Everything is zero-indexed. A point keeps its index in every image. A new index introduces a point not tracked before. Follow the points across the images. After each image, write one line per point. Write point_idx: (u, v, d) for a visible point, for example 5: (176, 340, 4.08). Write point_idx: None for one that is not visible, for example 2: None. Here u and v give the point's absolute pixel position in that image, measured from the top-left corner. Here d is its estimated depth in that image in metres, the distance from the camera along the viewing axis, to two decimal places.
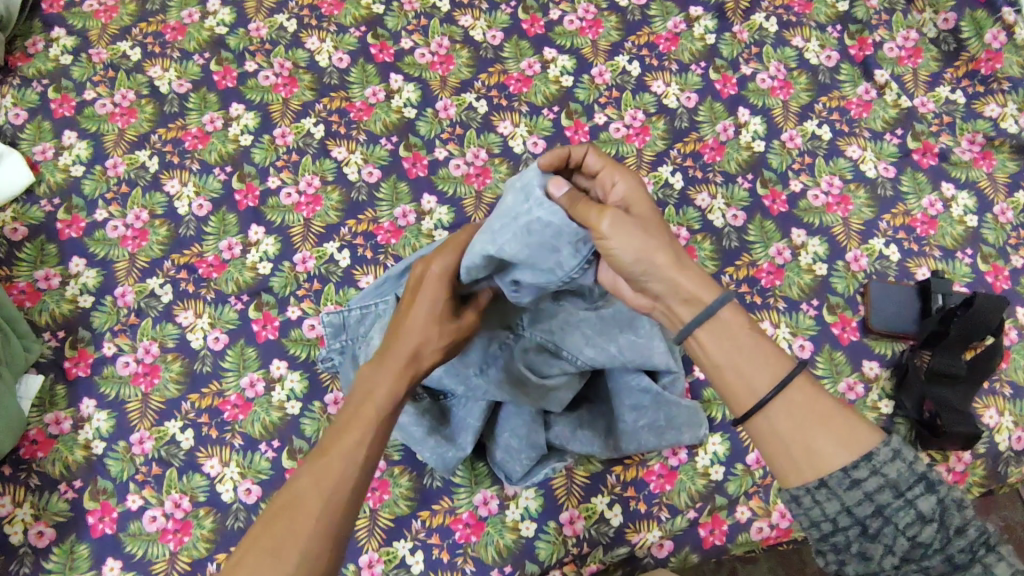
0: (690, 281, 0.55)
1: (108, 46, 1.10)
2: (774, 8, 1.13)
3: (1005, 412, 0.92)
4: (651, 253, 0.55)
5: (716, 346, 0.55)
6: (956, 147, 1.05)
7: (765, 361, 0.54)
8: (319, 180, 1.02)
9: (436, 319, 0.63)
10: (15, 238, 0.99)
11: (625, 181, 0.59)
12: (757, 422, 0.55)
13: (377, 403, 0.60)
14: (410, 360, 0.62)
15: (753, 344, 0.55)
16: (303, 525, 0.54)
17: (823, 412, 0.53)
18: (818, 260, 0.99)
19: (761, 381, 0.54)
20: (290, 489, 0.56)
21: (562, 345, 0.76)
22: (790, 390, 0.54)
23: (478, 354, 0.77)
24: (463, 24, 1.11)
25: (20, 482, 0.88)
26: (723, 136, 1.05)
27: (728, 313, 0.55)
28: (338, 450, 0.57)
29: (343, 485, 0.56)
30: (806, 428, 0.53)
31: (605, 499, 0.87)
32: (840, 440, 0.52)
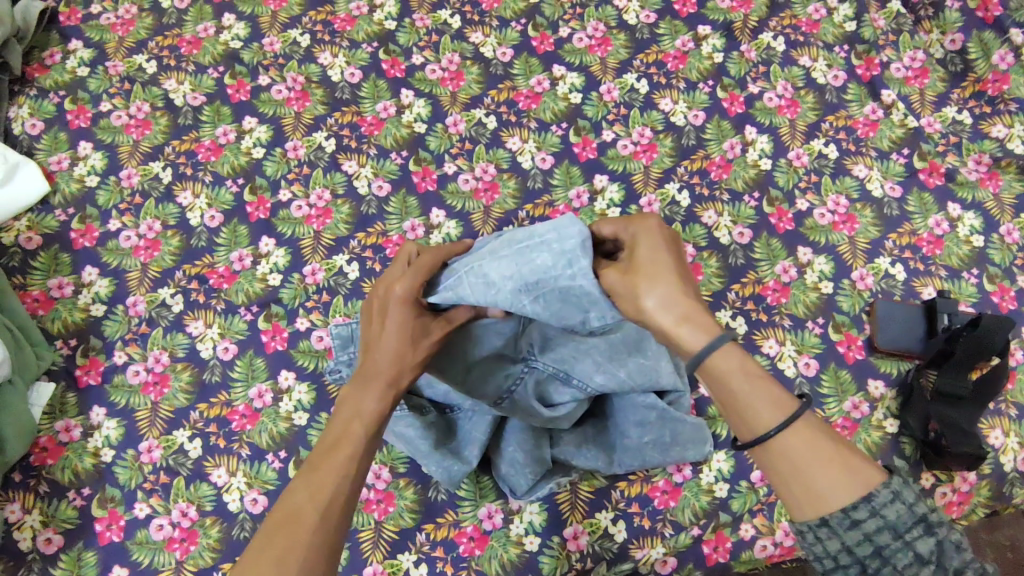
0: (671, 321, 0.59)
1: (124, 59, 1.12)
2: (782, 28, 1.14)
3: (1011, 433, 0.92)
4: (653, 300, 0.59)
5: (711, 387, 0.58)
6: (962, 167, 1.06)
7: (773, 404, 0.55)
8: (330, 194, 1.03)
9: (409, 340, 0.67)
10: (30, 247, 1.01)
11: (648, 242, 0.62)
12: (763, 457, 0.56)
13: (364, 422, 0.63)
14: (391, 380, 0.65)
15: (752, 386, 0.56)
16: (304, 535, 0.54)
17: (823, 453, 0.54)
18: (824, 278, 0.99)
19: (766, 420, 0.55)
20: (288, 504, 0.56)
21: (572, 373, 0.78)
22: (796, 430, 0.55)
23: (493, 383, 0.79)
24: (473, 41, 1.12)
25: (29, 489, 0.89)
26: (729, 154, 1.06)
27: (722, 355, 0.57)
28: (331, 466, 0.59)
29: (339, 498, 0.58)
30: (809, 468, 0.54)
31: (609, 514, 0.88)
32: (843, 480, 0.53)
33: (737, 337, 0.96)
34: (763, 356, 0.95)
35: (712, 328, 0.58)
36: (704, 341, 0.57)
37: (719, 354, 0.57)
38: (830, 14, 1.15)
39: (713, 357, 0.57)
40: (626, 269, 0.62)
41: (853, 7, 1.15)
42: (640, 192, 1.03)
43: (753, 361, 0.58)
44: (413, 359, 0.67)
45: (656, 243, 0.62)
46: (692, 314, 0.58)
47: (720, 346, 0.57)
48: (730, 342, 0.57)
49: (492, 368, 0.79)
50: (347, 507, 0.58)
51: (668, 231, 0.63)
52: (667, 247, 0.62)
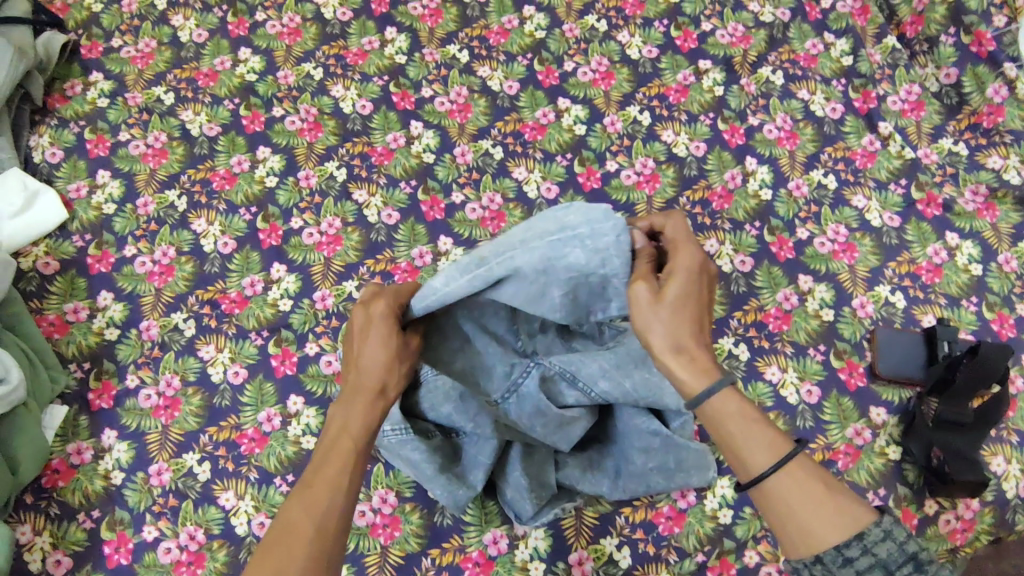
0: (676, 361, 0.62)
1: (143, 90, 1.15)
2: (780, 62, 1.17)
3: (1013, 460, 0.93)
4: (673, 331, 0.63)
5: (710, 428, 0.62)
6: (959, 198, 1.08)
7: (767, 446, 0.59)
8: (341, 222, 1.06)
9: (393, 354, 0.68)
10: (47, 272, 1.03)
11: (683, 280, 0.63)
12: (759, 495, 0.60)
13: (353, 434, 0.64)
14: (377, 393, 0.66)
15: (748, 429, 0.60)
16: (299, 549, 0.56)
17: (816, 494, 0.57)
18: (825, 306, 1.01)
19: (759, 461, 0.59)
20: (287, 518, 0.59)
21: (578, 375, 0.79)
22: (788, 471, 0.58)
23: (498, 378, 0.82)
24: (481, 75, 1.16)
25: (40, 511, 0.90)
26: (730, 184, 1.08)
27: (722, 398, 0.61)
28: (322, 481, 0.61)
29: (333, 509, 0.59)
30: (802, 508, 0.57)
31: (614, 540, 0.88)
32: (834, 520, 0.56)
33: (740, 363, 0.97)
34: (765, 383, 0.96)
35: (713, 371, 0.62)
36: (705, 384, 0.61)
37: (718, 400, 0.61)
38: (827, 49, 1.18)
39: (714, 399, 0.60)
40: (656, 294, 0.63)
41: (850, 42, 1.19)
42: None
43: (750, 403, 0.61)
44: (399, 372, 0.68)
45: (694, 275, 0.64)
46: (697, 356, 0.62)
47: (721, 389, 0.61)
48: (730, 388, 0.61)
49: (496, 363, 0.82)
50: (341, 520, 0.60)
51: (704, 266, 0.65)
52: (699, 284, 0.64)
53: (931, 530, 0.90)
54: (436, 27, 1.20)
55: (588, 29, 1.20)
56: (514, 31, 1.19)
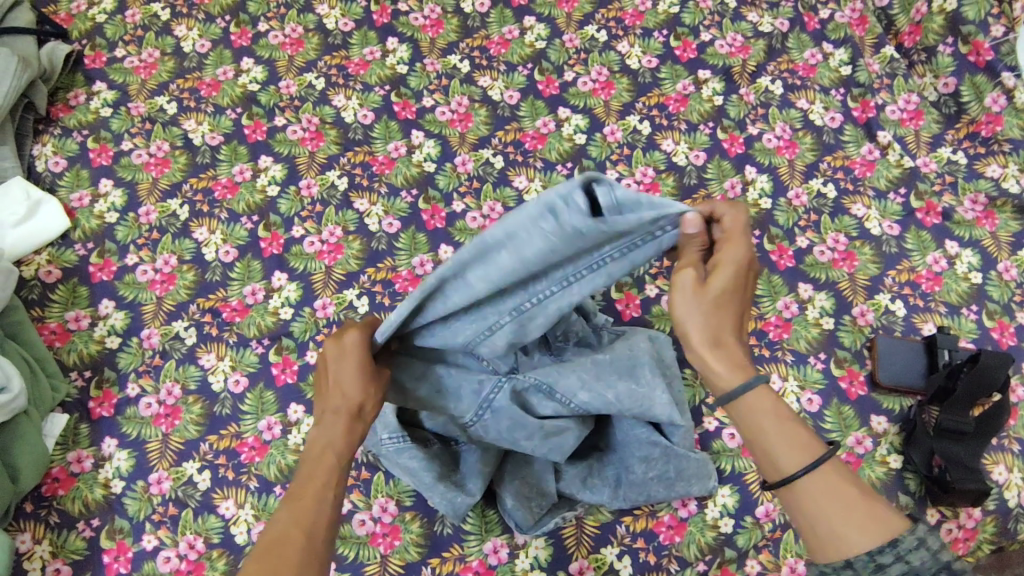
0: (712, 354, 0.63)
1: (146, 100, 1.16)
2: (779, 72, 1.18)
3: (1015, 468, 0.92)
4: (708, 327, 0.63)
5: (741, 425, 0.63)
6: (958, 206, 1.08)
7: (798, 448, 0.59)
8: (342, 230, 1.06)
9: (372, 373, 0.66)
10: (49, 281, 1.04)
11: (728, 276, 0.62)
12: (789, 496, 0.60)
13: (335, 453, 0.63)
14: (356, 412, 0.65)
15: (782, 429, 0.61)
16: (291, 555, 0.56)
17: (849, 499, 0.58)
18: (825, 314, 1.01)
19: (791, 463, 0.59)
20: (279, 531, 0.58)
21: (555, 387, 0.76)
22: (821, 473, 0.58)
23: (467, 398, 0.76)
24: (482, 85, 1.17)
25: (40, 520, 0.90)
26: (730, 194, 1.09)
27: (756, 395, 0.62)
28: (310, 496, 0.61)
29: (320, 521, 0.59)
30: (834, 512, 0.57)
31: (615, 549, 0.88)
32: (866, 526, 0.56)
33: None
34: None
35: (747, 369, 0.63)
36: (739, 380, 0.62)
37: (752, 397, 0.62)
38: (826, 59, 1.19)
39: (746, 394, 0.61)
40: (702, 287, 0.62)
41: (849, 52, 1.19)
42: None
43: (785, 407, 0.62)
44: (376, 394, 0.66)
45: (740, 272, 0.63)
46: (732, 351, 0.63)
47: (755, 387, 0.62)
48: (764, 386, 0.62)
49: (463, 383, 0.75)
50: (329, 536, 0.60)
51: (750, 263, 0.64)
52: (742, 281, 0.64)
53: None
54: (437, 37, 1.21)
55: (588, 40, 1.21)
56: (515, 42, 1.20)
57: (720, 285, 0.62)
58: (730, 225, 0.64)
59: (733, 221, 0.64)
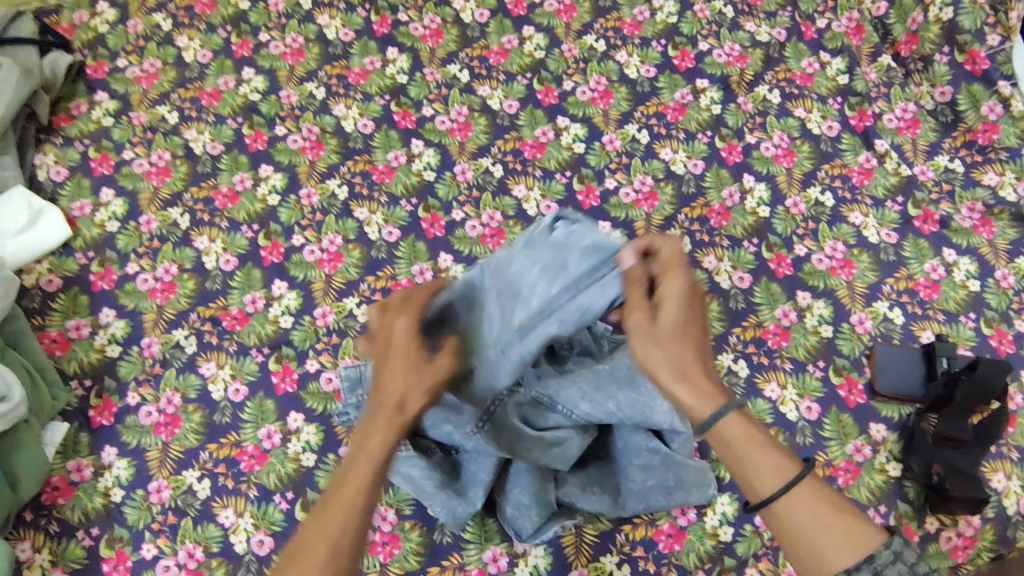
0: (683, 391, 0.64)
1: (148, 110, 1.17)
2: (776, 81, 1.19)
3: (1013, 476, 0.93)
4: (669, 362, 0.64)
5: (720, 449, 0.65)
6: (956, 214, 1.09)
7: (776, 471, 0.62)
8: (342, 239, 1.06)
9: (411, 369, 0.64)
10: (50, 290, 1.04)
11: (673, 305, 0.64)
12: (769, 515, 0.63)
13: (369, 457, 0.63)
14: (393, 413, 0.63)
15: (758, 453, 0.63)
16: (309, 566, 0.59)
17: (826, 514, 0.61)
18: (823, 322, 1.01)
19: (771, 486, 0.62)
20: (310, 531, 0.61)
21: (557, 399, 0.78)
22: (798, 492, 0.62)
23: (469, 411, 0.79)
24: (481, 94, 1.17)
25: (39, 529, 0.90)
26: (728, 202, 1.09)
27: (730, 422, 0.64)
28: (338, 504, 0.62)
29: (345, 530, 0.61)
30: (813, 529, 0.61)
31: (614, 558, 0.88)
32: (844, 541, 0.60)
33: (739, 380, 0.97)
34: (765, 400, 0.96)
35: (718, 397, 0.64)
36: (712, 411, 0.64)
37: (726, 425, 0.64)
38: (823, 68, 1.20)
39: (719, 424, 0.64)
40: (652, 329, 0.64)
41: (846, 61, 1.20)
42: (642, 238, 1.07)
43: (757, 428, 0.65)
44: (418, 391, 0.63)
45: (682, 298, 0.65)
46: (702, 384, 0.64)
47: (728, 413, 0.64)
48: (737, 412, 0.64)
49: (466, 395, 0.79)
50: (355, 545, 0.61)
51: (692, 290, 0.66)
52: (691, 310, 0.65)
53: (932, 547, 0.89)
54: (437, 47, 1.21)
55: (587, 49, 1.22)
56: (514, 51, 1.21)
57: (668, 315, 0.64)
58: (665, 257, 0.67)
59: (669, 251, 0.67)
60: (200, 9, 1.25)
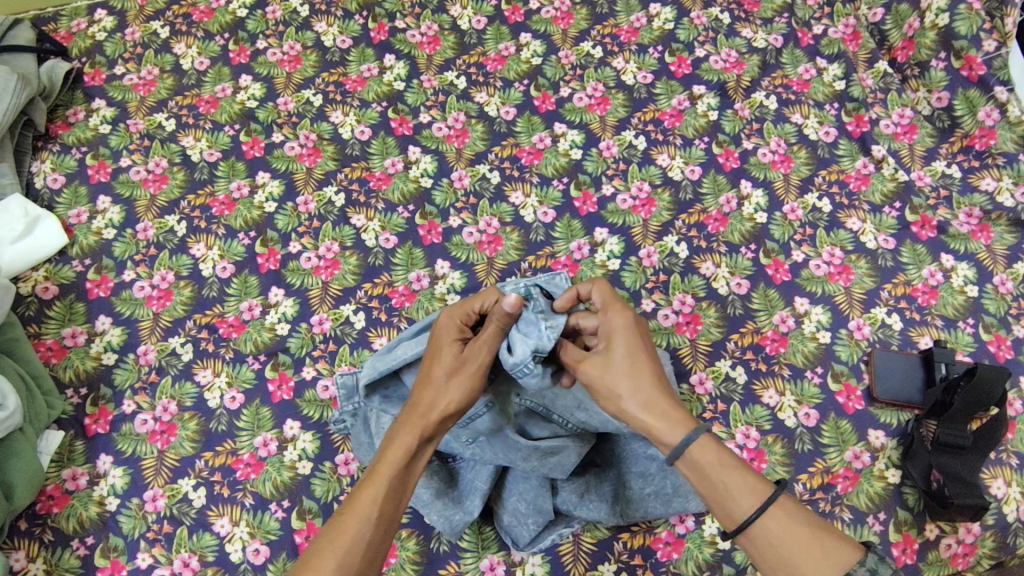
0: (659, 422, 0.68)
1: (145, 117, 1.17)
2: (773, 87, 1.19)
3: (1013, 483, 0.92)
4: (629, 400, 0.69)
5: (692, 476, 0.66)
6: (953, 220, 1.09)
7: (749, 491, 0.64)
8: (339, 246, 1.06)
9: (451, 372, 0.70)
10: (46, 297, 1.04)
11: (625, 346, 0.70)
12: (744, 539, 0.65)
13: (395, 455, 0.66)
14: (425, 415, 0.68)
15: (729, 477, 0.64)
16: (335, 546, 0.60)
17: (801, 535, 0.62)
18: (821, 328, 1.01)
19: (744, 507, 0.64)
20: (327, 533, 0.62)
21: (552, 409, 0.80)
22: (770, 514, 0.63)
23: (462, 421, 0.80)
24: (478, 101, 1.17)
25: (34, 538, 0.89)
26: (726, 208, 1.09)
27: (698, 450, 0.66)
28: (354, 510, 0.62)
29: (369, 515, 0.62)
30: (790, 550, 0.62)
31: (612, 566, 0.87)
32: (822, 560, 0.60)
33: (737, 387, 0.97)
34: (763, 407, 0.96)
35: (686, 424, 0.67)
36: (682, 435, 0.66)
37: (697, 448, 0.65)
38: (819, 74, 1.20)
39: (693, 450, 0.65)
40: (603, 362, 0.70)
41: (842, 67, 1.20)
42: (639, 244, 1.06)
43: (728, 451, 0.66)
44: (451, 390, 0.69)
45: (624, 332, 0.71)
46: (671, 411, 0.68)
47: (697, 439, 0.66)
48: (707, 436, 0.66)
49: None
50: (367, 554, 0.61)
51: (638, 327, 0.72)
52: (641, 344, 0.71)
53: (932, 555, 0.89)
54: (434, 54, 1.22)
55: (584, 56, 1.22)
56: (511, 58, 1.21)
57: (622, 356, 0.70)
58: (603, 298, 0.74)
59: (605, 293, 0.74)
60: (198, 18, 1.25)
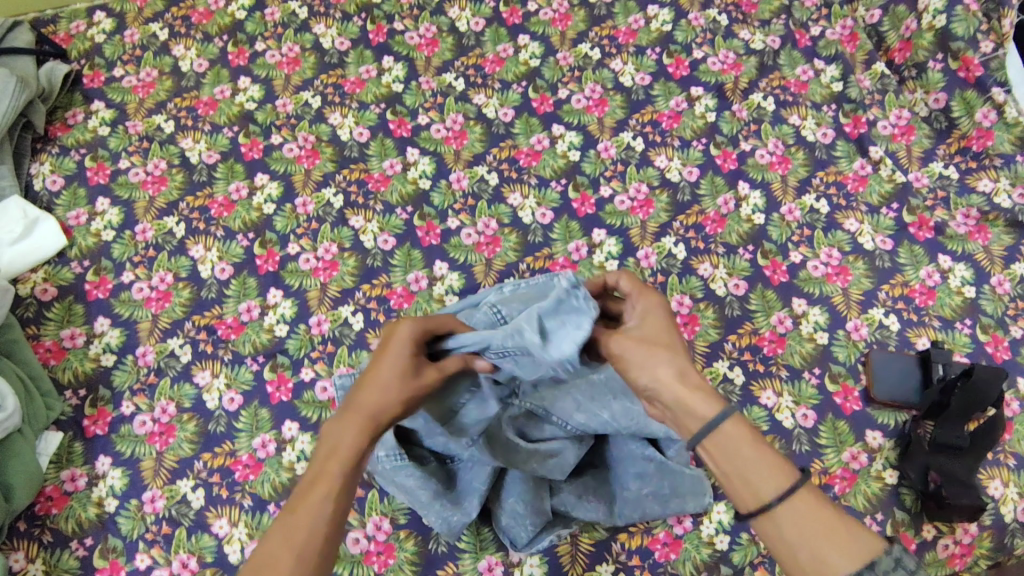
0: (689, 393, 0.63)
1: (143, 119, 1.17)
2: (771, 88, 1.19)
3: (1011, 483, 0.92)
4: (661, 372, 0.65)
5: (716, 455, 0.63)
6: (950, 221, 1.09)
7: (774, 474, 0.61)
8: (337, 247, 1.06)
9: (402, 377, 0.65)
10: (45, 298, 1.04)
11: (660, 322, 0.69)
12: (765, 522, 0.62)
13: (343, 454, 0.61)
14: (371, 415, 0.64)
15: (755, 456, 0.62)
16: (291, 547, 0.57)
17: (827, 522, 0.60)
18: (818, 329, 1.02)
19: (769, 490, 0.61)
20: (278, 534, 0.58)
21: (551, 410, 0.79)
22: (798, 496, 0.61)
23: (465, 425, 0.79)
24: (476, 102, 1.18)
25: (33, 539, 0.89)
26: (723, 210, 1.09)
27: (729, 425, 0.63)
28: (306, 509, 0.59)
29: (321, 518, 0.59)
30: (814, 536, 0.60)
31: (610, 567, 0.87)
32: (847, 548, 0.58)
33: (735, 388, 0.97)
34: (761, 408, 0.96)
35: (718, 400, 0.63)
36: (715, 410, 0.62)
37: (725, 427, 0.63)
38: (817, 75, 1.20)
39: (723, 426, 0.62)
40: (637, 333, 0.67)
41: (840, 68, 1.21)
42: (638, 245, 1.07)
43: (755, 433, 0.64)
44: (398, 396, 0.64)
45: (659, 312, 0.70)
46: (702, 385, 0.64)
47: (729, 416, 0.63)
48: (737, 414, 0.63)
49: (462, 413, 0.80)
50: (324, 549, 0.59)
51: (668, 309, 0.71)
52: (670, 322, 0.69)
53: (931, 555, 0.89)
54: (432, 56, 1.22)
55: (582, 57, 1.22)
56: (509, 60, 1.21)
57: (656, 329, 0.68)
58: (630, 286, 0.73)
59: (632, 281, 0.74)
60: (197, 19, 1.25)
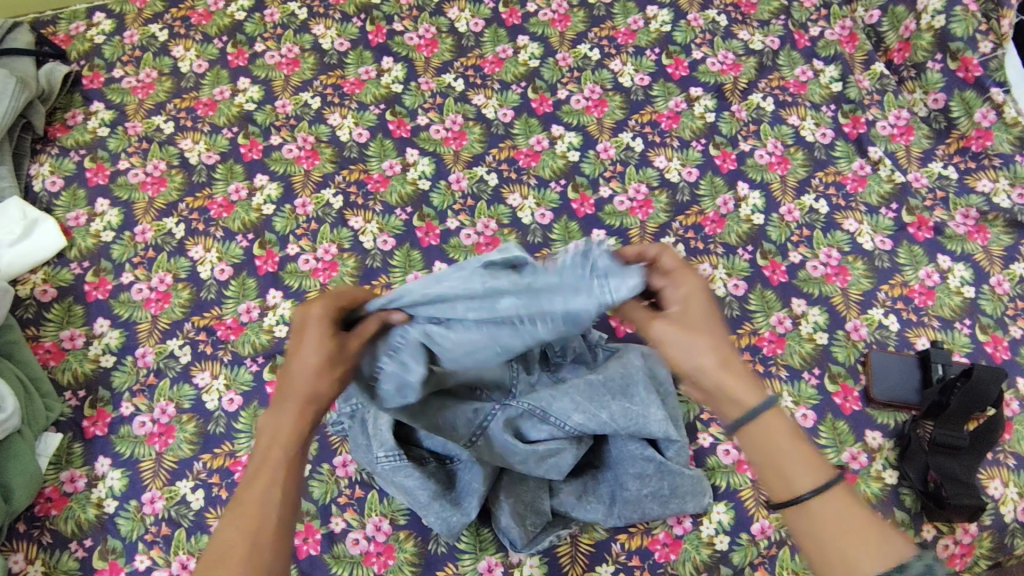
0: (732, 379, 0.64)
1: (143, 120, 1.17)
2: (770, 89, 1.19)
3: (1010, 483, 0.92)
4: (706, 359, 0.64)
5: (753, 444, 0.64)
6: (949, 221, 1.09)
7: (809, 469, 0.62)
8: (336, 248, 1.06)
9: (327, 359, 0.64)
10: (45, 299, 1.04)
11: (703, 303, 0.66)
12: (796, 518, 0.62)
13: (284, 441, 0.63)
14: (307, 397, 0.64)
15: (792, 450, 0.63)
16: (244, 537, 0.59)
17: (859, 522, 0.60)
18: (818, 329, 1.02)
19: (802, 483, 0.61)
20: (229, 528, 0.59)
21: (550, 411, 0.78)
22: (833, 493, 0.61)
23: (462, 426, 0.79)
24: (476, 103, 1.18)
25: (32, 540, 0.89)
26: (722, 210, 1.10)
27: (769, 416, 0.63)
28: (255, 499, 0.61)
29: (270, 507, 0.60)
30: (843, 535, 0.60)
31: (610, 567, 0.87)
32: (874, 549, 0.58)
33: None
34: None
35: (760, 388, 0.64)
36: (758, 398, 0.63)
37: (764, 417, 0.63)
38: (816, 76, 1.20)
39: (763, 416, 0.63)
40: (679, 318, 0.65)
41: (839, 69, 1.21)
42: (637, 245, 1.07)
43: (795, 430, 0.64)
44: (332, 376, 0.65)
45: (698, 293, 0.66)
46: (743, 370, 0.64)
47: (768, 408, 0.63)
48: (776, 406, 0.63)
49: (456, 413, 0.79)
50: (278, 532, 0.60)
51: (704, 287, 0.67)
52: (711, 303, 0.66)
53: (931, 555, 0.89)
54: (431, 57, 1.22)
55: (582, 58, 1.22)
56: (509, 60, 1.21)
57: (702, 312, 0.65)
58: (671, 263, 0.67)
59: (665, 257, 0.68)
60: (196, 20, 1.25)
